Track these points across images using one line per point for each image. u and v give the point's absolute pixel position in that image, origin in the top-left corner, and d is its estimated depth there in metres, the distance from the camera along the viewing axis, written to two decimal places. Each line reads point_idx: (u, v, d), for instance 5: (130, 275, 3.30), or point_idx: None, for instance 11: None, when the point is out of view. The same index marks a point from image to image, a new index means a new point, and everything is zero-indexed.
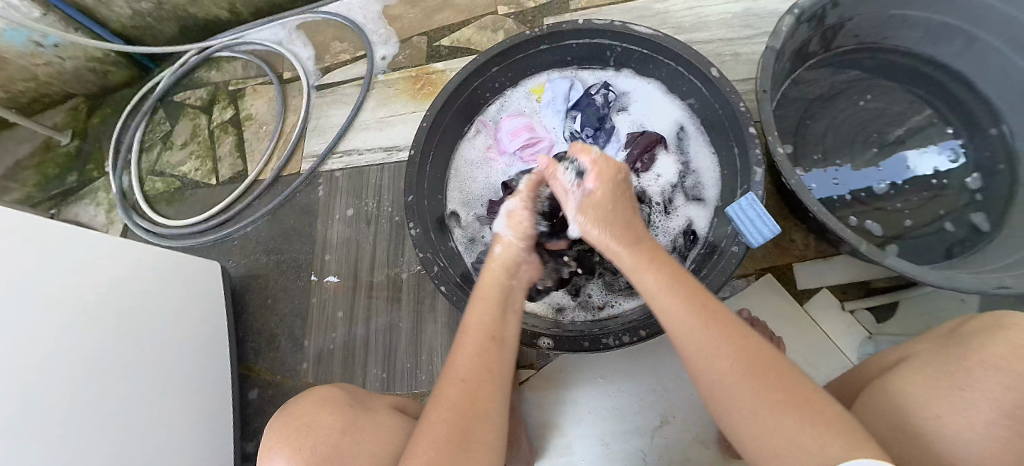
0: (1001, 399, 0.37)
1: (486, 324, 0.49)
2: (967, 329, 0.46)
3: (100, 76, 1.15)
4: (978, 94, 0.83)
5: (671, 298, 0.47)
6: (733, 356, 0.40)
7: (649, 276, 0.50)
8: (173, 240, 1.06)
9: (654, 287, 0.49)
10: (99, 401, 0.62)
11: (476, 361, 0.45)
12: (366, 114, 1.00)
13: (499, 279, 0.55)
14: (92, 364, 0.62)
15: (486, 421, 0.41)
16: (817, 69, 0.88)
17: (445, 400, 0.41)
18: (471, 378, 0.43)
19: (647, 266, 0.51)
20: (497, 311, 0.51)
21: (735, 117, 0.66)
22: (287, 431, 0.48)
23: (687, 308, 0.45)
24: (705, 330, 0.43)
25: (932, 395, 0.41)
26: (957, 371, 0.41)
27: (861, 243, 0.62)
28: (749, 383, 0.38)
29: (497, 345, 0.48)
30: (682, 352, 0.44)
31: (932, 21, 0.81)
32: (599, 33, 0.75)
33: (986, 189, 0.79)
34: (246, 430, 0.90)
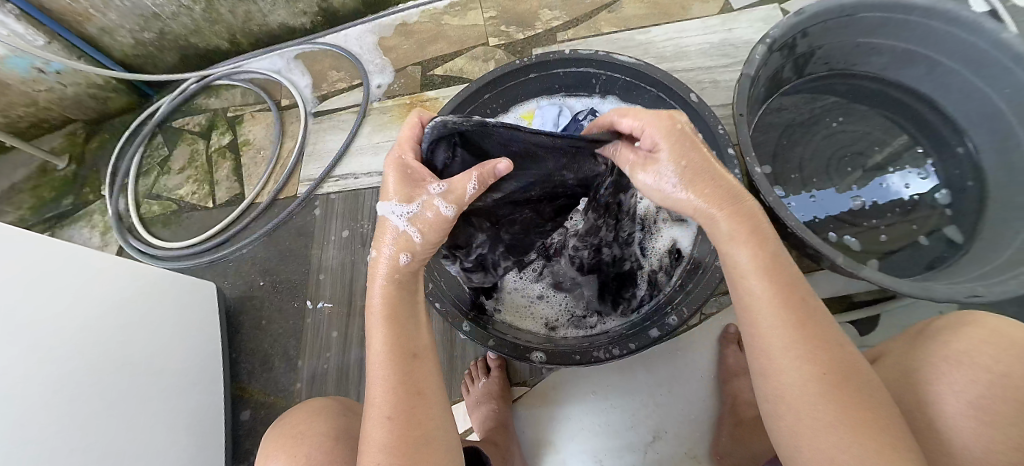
0: (968, 394, 0.39)
1: (400, 343, 0.43)
2: (935, 326, 0.47)
3: (100, 102, 1.17)
4: (944, 115, 0.88)
5: (764, 284, 0.40)
6: (823, 365, 0.37)
7: (744, 253, 0.42)
8: (167, 262, 1.06)
9: (745, 266, 0.41)
10: (83, 424, 0.60)
11: (398, 387, 0.41)
12: (362, 139, 1.03)
13: (398, 287, 0.46)
14: (80, 382, 0.61)
15: (428, 441, 0.40)
16: (791, 94, 0.94)
17: (375, 442, 0.39)
18: (395, 413, 0.40)
19: (745, 241, 0.42)
20: (406, 321, 0.45)
21: (715, 138, 0.70)
22: (281, 438, 0.49)
23: (779, 299, 0.39)
24: (797, 328, 0.38)
25: (907, 390, 0.44)
26: (925, 366, 0.43)
27: (838, 256, 0.64)
28: (830, 397, 0.35)
29: (414, 361, 0.44)
30: (754, 338, 0.40)
31: (895, 48, 0.87)
32: (585, 63, 0.80)
33: (954, 204, 0.83)
34: (238, 453, 0.89)
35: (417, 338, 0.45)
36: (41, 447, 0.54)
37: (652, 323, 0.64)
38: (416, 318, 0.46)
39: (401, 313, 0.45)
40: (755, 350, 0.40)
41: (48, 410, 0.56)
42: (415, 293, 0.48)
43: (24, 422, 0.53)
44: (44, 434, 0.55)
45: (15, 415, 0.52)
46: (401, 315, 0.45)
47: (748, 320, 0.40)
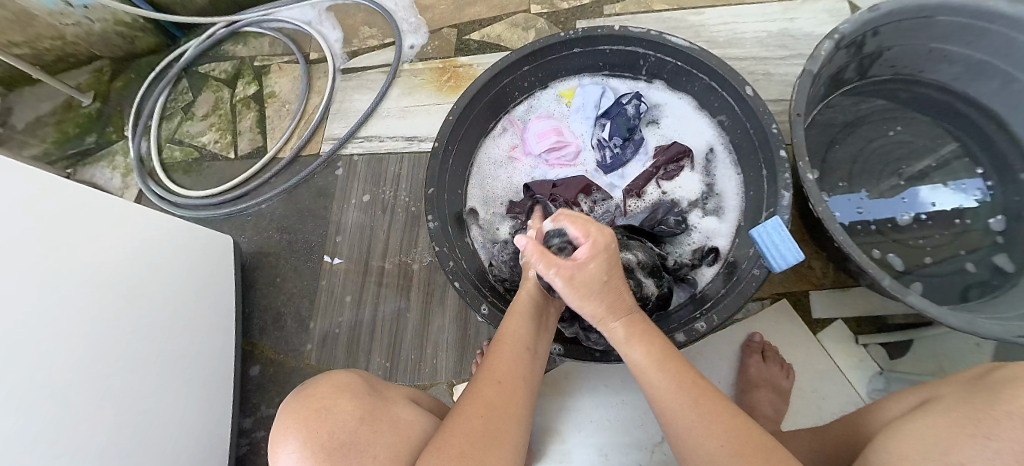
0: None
1: (528, 334, 0.51)
2: (996, 378, 0.44)
3: (127, 41, 1.15)
4: (1012, 136, 0.80)
5: (660, 375, 0.45)
6: (689, 394, 0.43)
7: (636, 351, 0.47)
8: (186, 209, 1.06)
9: (642, 362, 0.47)
10: (99, 376, 0.61)
11: (516, 364, 0.48)
12: (390, 101, 1.00)
13: (534, 292, 0.55)
14: (94, 336, 0.61)
15: (515, 418, 0.44)
16: (849, 96, 0.87)
17: (481, 398, 0.43)
18: (506, 379, 0.46)
19: (635, 340, 0.48)
20: (532, 325, 0.53)
21: (767, 138, 0.65)
22: (305, 412, 0.48)
23: (676, 387, 0.44)
24: (662, 373, 0.45)
25: (954, 437, 0.40)
26: (983, 418, 0.39)
27: (884, 277, 0.60)
28: (701, 422, 0.41)
29: (530, 356, 0.50)
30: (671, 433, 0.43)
31: (969, 58, 0.79)
32: (635, 42, 0.74)
33: (1006, 233, 0.78)
34: (246, 406, 0.90)
35: (536, 335, 0.52)
36: (54, 389, 0.55)
37: (678, 327, 0.61)
38: (541, 321, 0.55)
39: (537, 310, 0.54)
40: (672, 433, 0.43)
41: (60, 354, 0.56)
42: (549, 307, 0.57)
43: (36, 367, 0.53)
44: (56, 376, 0.55)
45: (29, 356, 0.52)
46: (535, 316, 0.54)
47: (660, 410, 0.44)
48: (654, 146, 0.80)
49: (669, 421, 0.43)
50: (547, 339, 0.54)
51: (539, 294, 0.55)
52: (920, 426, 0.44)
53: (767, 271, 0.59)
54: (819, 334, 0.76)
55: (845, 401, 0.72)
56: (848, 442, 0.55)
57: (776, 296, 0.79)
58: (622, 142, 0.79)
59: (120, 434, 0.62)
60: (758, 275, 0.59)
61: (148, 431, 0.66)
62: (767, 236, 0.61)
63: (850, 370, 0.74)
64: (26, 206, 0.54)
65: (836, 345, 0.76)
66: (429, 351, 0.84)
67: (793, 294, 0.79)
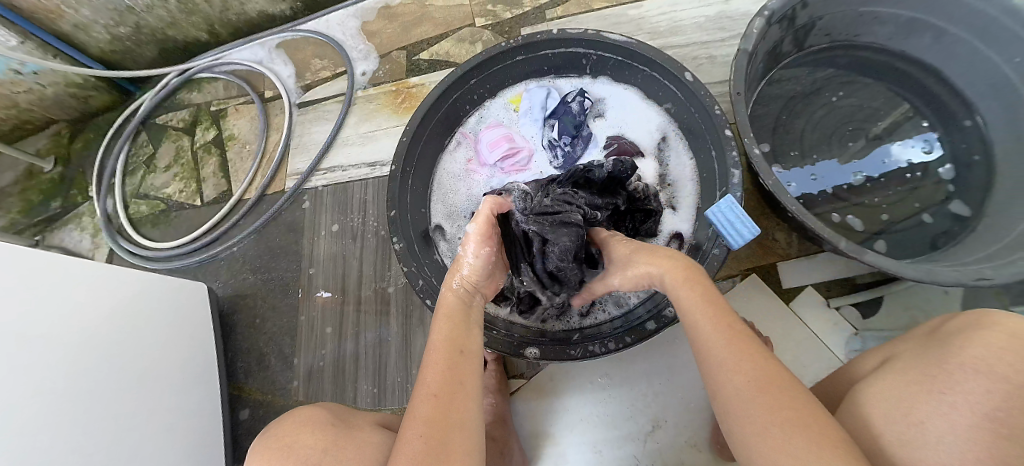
0: (983, 406, 0.38)
1: (455, 337, 0.49)
2: (948, 328, 0.46)
3: (80, 101, 1.14)
4: (951, 86, 0.84)
5: (700, 316, 0.46)
6: (750, 374, 0.40)
7: (682, 289, 0.49)
8: (158, 262, 1.05)
9: (684, 298, 0.49)
10: (94, 441, 0.61)
11: (445, 372, 0.45)
12: (349, 129, 1.00)
13: (459, 296, 0.56)
14: (81, 406, 0.61)
15: (463, 427, 0.41)
16: (792, 67, 0.90)
17: (421, 416, 0.41)
18: (440, 391, 0.43)
19: (681, 280, 0.50)
20: (462, 329, 0.51)
21: (711, 121, 0.67)
22: (269, 453, 0.48)
23: (712, 323, 0.45)
24: (726, 351, 0.42)
25: (912, 398, 0.42)
26: (938, 374, 0.42)
27: (840, 240, 0.62)
28: (762, 397, 0.38)
29: (464, 358, 0.47)
30: (703, 366, 0.44)
31: (900, 17, 0.83)
32: (574, 43, 0.76)
33: (958, 179, 0.81)
34: (239, 452, 0.89)
35: (468, 337, 0.50)
36: (36, 463, 0.53)
37: (649, 315, 0.62)
38: (467, 322, 0.53)
39: (456, 315, 0.52)
40: (704, 364, 0.44)
41: (52, 428, 0.56)
42: (472, 312, 0.55)
43: (29, 444, 0.53)
44: (36, 452, 0.53)
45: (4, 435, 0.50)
46: (459, 319, 0.52)
47: (701, 347, 0.44)
48: (604, 138, 0.82)
49: (705, 354, 0.44)
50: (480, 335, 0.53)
51: (479, 284, 0.59)
52: (876, 388, 0.45)
53: (726, 249, 0.61)
54: (793, 303, 0.78)
55: (824, 364, 0.74)
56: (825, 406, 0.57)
57: (746, 271, 0.80)
58: (571, 140, 0.81)
59: None
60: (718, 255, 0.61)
61: None
62: (722, 215, 0.62)
63: (826, 333, 0.76)
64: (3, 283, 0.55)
65: (810, 311, 0.77)
66: (416, 371, 0.84)
67: (762, 267, 0.80)
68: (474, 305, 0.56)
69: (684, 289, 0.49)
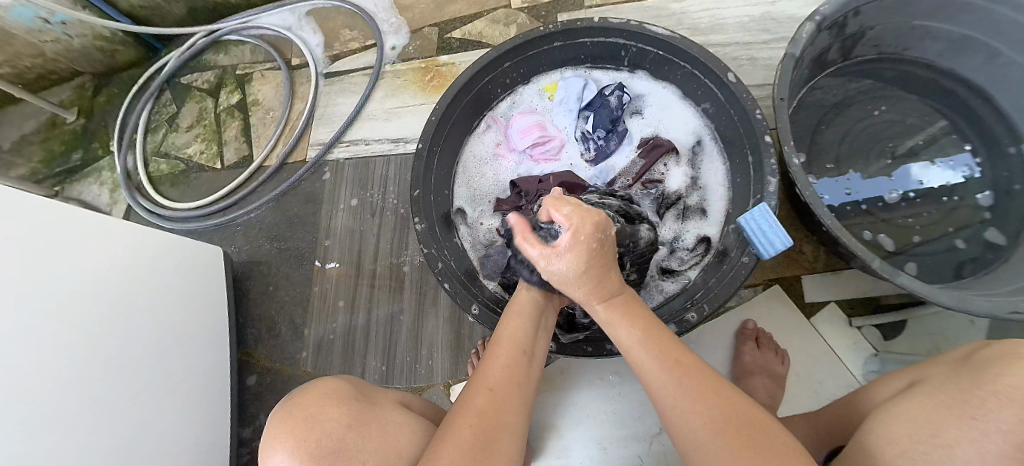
0: (1014, 437, 0.36)
1: (520, 338, 0.49)
2: (982, 355, 0.45)
3: (107, 55, 1.14)
4: (998, 110, 0.81)
5: (647, 356, 0.45)
6: (706, 413, 0.39)
7: (622, 329, 0.47)
8: (175, 222, 1.05)
9: (628, 338, 0.47)
10: (98, 400, 0.61)
11: (509, 371, 0.46)
12: (374, 104, 0.99)
13: (534, 297, 0.54)
14: (90, 362, 0.61)
15: (509, 430, 0.42)
16: (835, 77, 0.87)
17: (473, 407, 0.42)
18: (500, 388, 0.44)
19: (620, 319, 0.48)
20: (530, 328, 0.51)
21: (751, 125, 0.64)
22: (292, 420, 0.47)
23: (661, 365, 0.43)
24: (678, 388, 0.42)
25: (942, 422, 0.40)
26: (969, 398, 0.40)
27: (874, 260, 0.60)
28: (719, 442, 0.37)
29: (527, 360, 0.48)
30: (659, 408, 0.43)
31: (953, 33, 0.79)
32: (615, 33, 0.74)
33: (996, 206, 0.78)
34: (244, 416, 0.90)
35: (532, 339, 0.50)
36: (42, 415, 0.53)
37: (669, 319, 0.61)
38: (538, 325, 0.52)
39: (533, 315, 0.52)
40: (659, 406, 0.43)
41: (60, 382, 0.56)
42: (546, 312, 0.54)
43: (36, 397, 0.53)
44: (45, 405, 0.54)
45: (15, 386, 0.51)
46: (530, 318, 0.52)
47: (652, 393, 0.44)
48: (638, 137, 0.80)
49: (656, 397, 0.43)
50: (546, 341, 0.53)
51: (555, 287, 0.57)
52: (905, 410, 0.44)
53: (756, 258, 0.59)
54: (813, 318, 0.77)
55: (840, 382, 0.73)
56: (843, 426, 0.56)
57: (768, 282, 0.79)
58: (606, 134, 0.79)
59: (127, 456, 0.63)
60: (747, 263, 0.59)
61: (148, 450, 0.66)
62: (755, 224, 0.60)
63: (845, 352, 0.75)
64: (15, 234, 0.54)
65: (830, 328, 0.76)
66: (425, 353, 0.83)
67: (785, 279, 0.79)
68: (548, 307, 0.55)
69: (626, 327, 0.47)
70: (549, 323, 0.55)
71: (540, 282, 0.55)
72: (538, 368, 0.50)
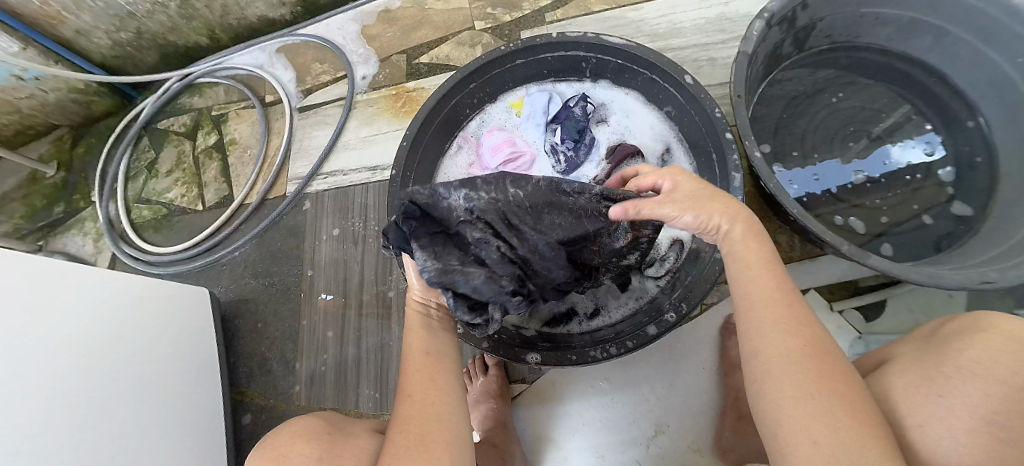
0: (982, 410, 0.38)
1: (423, 341, 0.52)
2: (947, 330, 0.46)
3: (83, 107, 1.14)
4: (952, 87, 0.84)
5: (761, 279, 0.43)
6: (804, 342, 0.39)
7: (741, 247, 0.46)
8: (160, 267, 1.05)
9: (740, 262, 0.46)
10: (101, 449, 0.61)
11: (423, 374, 0.48)
12: (348, 133, 1.01)
13: (419, 306, 0.55)
14: (89, 412, 0.62)
15: (441, 422, 0.44)
16: (792, 69, 0.89)
17: (402, 417, 0.44)
18: (415, 392, 0.46)
19: (749, 240, 0.46)
20: (428, 330, 0.53)
21: (712, 124, 0.66)
22: (264, 464, 0.47)
23: (774, 287, 0.43)
24: (783, 311, 0.41)
25: (913, 401, 0.41)
26: (937, 375, 0.41)
27: (842, 244, 0.61)
28: (811, 367, 0.38)
29: (436, 357, 0.50)
30: (744, 322, 0.43)
31: (901, 18, 0.82)
32: (573, 46, 0.76)
33: (959, 182, 0.80)
34: (241, 456, 0.89)
35: (432, 335, 0.53)
36: None
37: (650, 320, 0.63)
38: (431, 317, 0.55)
39: (426, 320, 0.54)
40: (748, 323, 0.42)
41: (63, 434, 0.57)
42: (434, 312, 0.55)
43: (42, 450, 0.54)
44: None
45: (15, 450, 0.51)
46: (423, 321, 0.54)
47: (753, 308, 0.42)
48: (606, 144, 0.82)
49: (763, 305, 0.42)
50: (451, 334, 0.55)
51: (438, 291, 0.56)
52: (874, 391, 0.45)
53: (727, 254, 0.61)
54: None
55: None
56: None
57: None
58: (574, 144, 0.80)
59: None
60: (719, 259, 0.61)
61: None
62: None
63: None
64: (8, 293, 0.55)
65: (813, 315, 0.77)
66: None
67: None
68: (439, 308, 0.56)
69: (743, 245, 0.46)
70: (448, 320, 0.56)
71: (422, 291, 0.55)
72: (452, 358, 0.52)
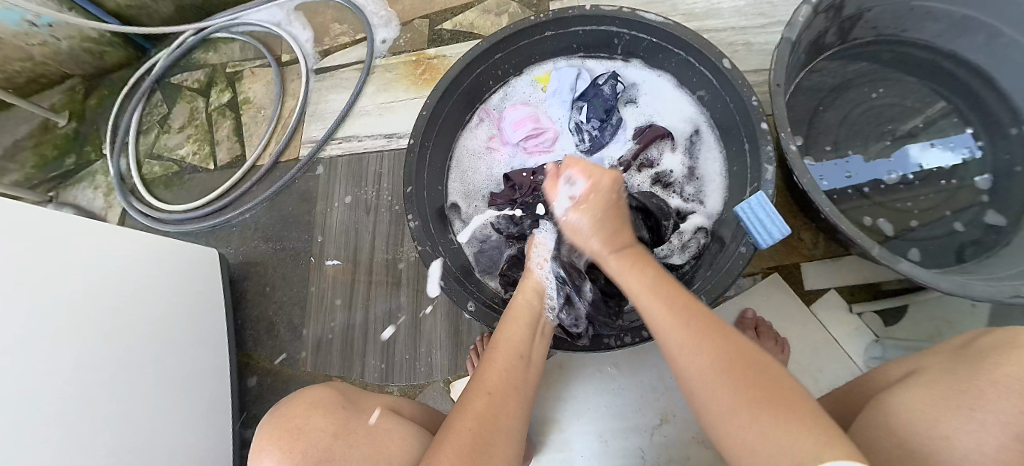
0: (1014, 427, 0.36)
1: (516, 343, 0.51)
2: (981, 344, 0.44)
3: (96, 57, 1.12)
4: (998, 90, 0.79)
5: (654, 298, 0.47)
6: (710, 353, 0.40)
7: (633, 276, 0.50)
8: (171, 225, 1.05)
9: (638, 286, 0.49)
10: (105, 403, 0.62)
11: (506, 378, 0.47)
12: (365, 99, 0.98)
13: (530, 304, 0.55)
14: (94, 366, 0.61)
15: (505, 434, 0.42)
16: (831, 60, 0.85)
17: (471, 410, 0.43)
18: (495, 390, 0.45)
19: (629, 269, 0.51)
20: (527, 333, 0.53)
21: (747, 112, 0.63)
22: (277, 434, 0.48)
23: (670, 306, 0.45)
24: (682, 325, 0.43)
25: (941, 413, 0.40)
26: (968, 389, 0.40)
27: (873, 246, 0.59)
28: (725, 378, 0.38)
29: (524, 364, 0.49)
30: (664, 351, 0.44)
31: (954, 13, 0.78)
32: (607, 20, 0.72)
33: (996, 190, 0.77)
34: (246, 416, 0.90)
35: (529, 343, 0.52)
36: (54, 419, 0.54)
37: None
38: (536, 328, 0.54)
39: (528, 322, 0.54)
40: (667, 355, 0.44)
41: (67, 387, 0.57)
42: (539, 318, 0.55)
43: (46, 401, 0.54)
44: (50, 418, 0.54)
45: (19, 400, 0.51)
46: (522, 321, 0.54)
47: (661, 335, 0.45)
48: (634, 126, 0.79)
49: (662, 324, 0.45)
50: (543, 345, 0.54)
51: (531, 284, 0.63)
52: (900, 402, 0.44)
53: (754, 247, 0.58)
54: (812, 305, 0.76)
55: (841, 370, 0.73)
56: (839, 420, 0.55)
57: (766, 271, 0.78)
58: (600, 124, 0.77)
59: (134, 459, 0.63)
60: (745, 253, 0.59)
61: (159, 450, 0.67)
62: (752, 212, 0.60)
63: (845, 340, 0.74)
64: (15, 242, 0.54)
65: (830, 315, 0.75)
66: (423, 350, 0.83)
67: (783, 268, 0.78)
68: (546, 316, 0.56)
69: (628, 267, 0.51)
70: (548, 330, 0.56)
71: (534, 292, 0.57)
72: (535, 372, 0.51)
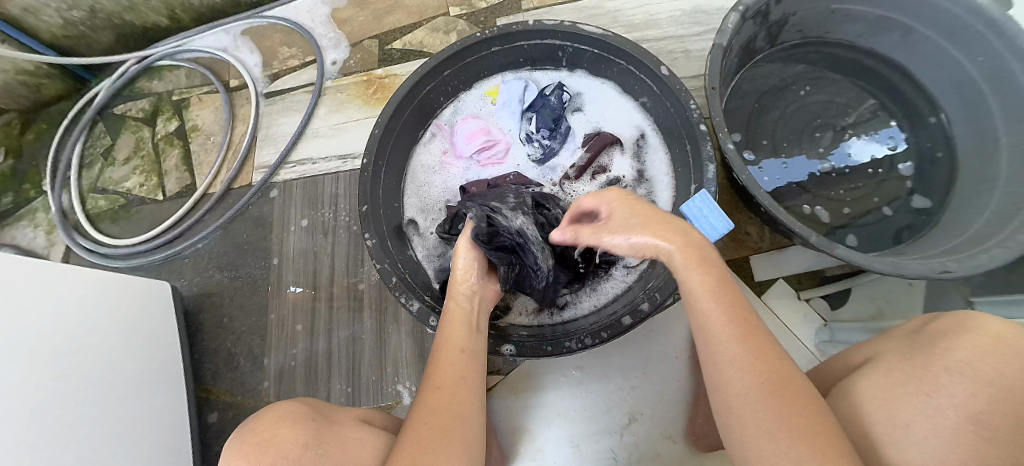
0: (968, 410, 0.39)
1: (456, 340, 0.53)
2: (932, 329, 0.47)
3: (31, 90, 1.06)
4: (916, 85, 0.86)
5: (714, 307, 0.43)
6: (763, 374, 0.39)
7: (694, 277, 0.44)
8: (120, 261, 1.00)
9: (698, 289, 0.44)
10: (56, 452, 0.57)
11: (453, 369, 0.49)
12: (318, 121, 0.97)
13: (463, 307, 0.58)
14: (36, 413, 0.57)
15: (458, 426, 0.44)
16: (766, 63, 0.90)
17: (425, 407, 0.45)
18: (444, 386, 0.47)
19: (695, 265, 0.44)
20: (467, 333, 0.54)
21: (686, 116, 0.66)
22: (245, 448, 0.45)
23: (727, 316, 0.42)
24: (741, 344, 0.41)
25: (900, 398, 0.42)
26: (925, 376, 0.42)
27: (811, 235, 0.62)
28: (768, 403, 0.38)
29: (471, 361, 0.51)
30: (707, 365, 0.43)
31: (870, 15, 0.84)
32: (551, 34, 0.74)
33: (919, 176, 0.83)
34: (207, 454, 0.86)
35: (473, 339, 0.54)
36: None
37: (625, 311, 0.63)
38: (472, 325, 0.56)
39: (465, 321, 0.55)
40: (710, 364, 0.42)
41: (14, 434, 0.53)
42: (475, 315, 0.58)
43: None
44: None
45: None
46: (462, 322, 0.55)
47: (709, 349, 0.43)
48: (582, 134, 0.81)
49: (716, 343, 0.42)
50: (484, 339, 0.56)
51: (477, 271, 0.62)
52: (855, 389, 0.46)
53: None
54: (764, 295, 0.79)
55: (795, 356, 0.76)
56: None
57: None
58: (549, 133, 0.80)
59: None
60: None
61: None
62: (697, 210, 0.62)
63: (797, 326, 0.78)
64: None
65: (781, 303, 0.79)
66: (390, 370, 0.82)
67: (735, 261, 0.81)
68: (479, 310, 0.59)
69: (696, 277, 0.44)
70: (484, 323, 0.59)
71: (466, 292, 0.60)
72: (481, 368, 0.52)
